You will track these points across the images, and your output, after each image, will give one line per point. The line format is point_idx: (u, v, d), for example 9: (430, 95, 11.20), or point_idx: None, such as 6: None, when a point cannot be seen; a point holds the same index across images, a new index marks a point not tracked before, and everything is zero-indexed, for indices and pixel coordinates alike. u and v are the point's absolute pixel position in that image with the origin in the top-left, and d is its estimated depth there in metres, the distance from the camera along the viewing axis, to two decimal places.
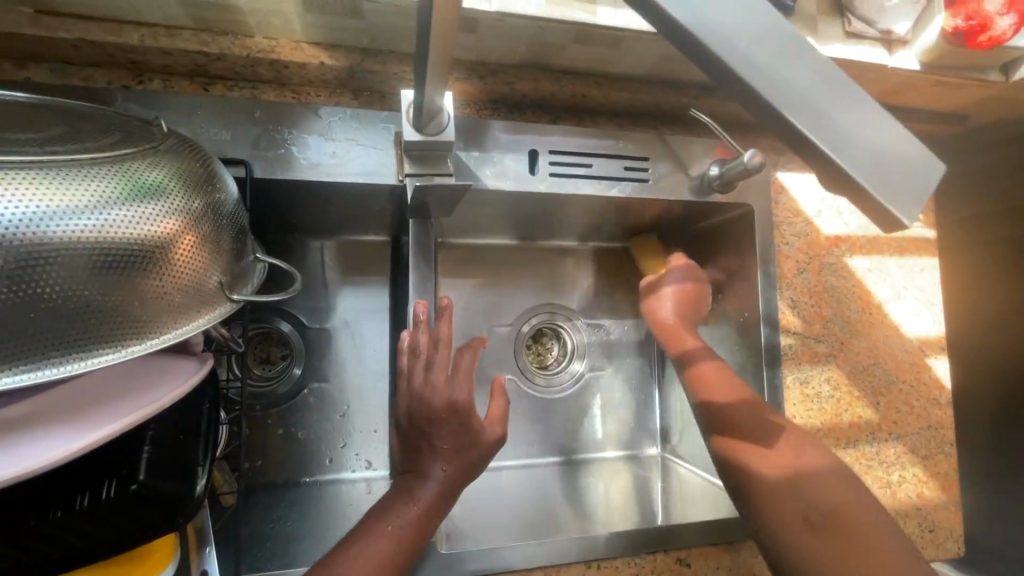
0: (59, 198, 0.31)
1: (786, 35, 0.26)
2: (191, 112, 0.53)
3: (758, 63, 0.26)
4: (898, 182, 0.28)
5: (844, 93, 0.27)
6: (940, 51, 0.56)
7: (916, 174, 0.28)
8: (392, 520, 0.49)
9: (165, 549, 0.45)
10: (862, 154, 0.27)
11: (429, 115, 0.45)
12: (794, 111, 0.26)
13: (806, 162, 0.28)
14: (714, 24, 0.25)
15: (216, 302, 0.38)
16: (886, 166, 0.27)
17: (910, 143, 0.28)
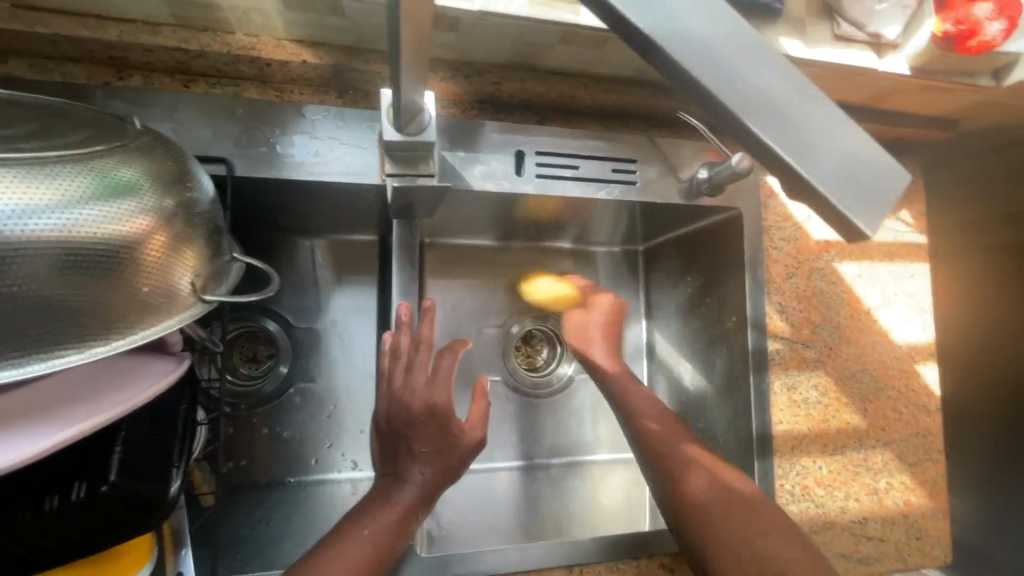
0: (23, 196, 0.31)
1: (751, 42, 0.26)
2: (172, 109, 0.52)
3: (723, 71, 0.26)
4: (862, 192, 0.27)
5: (808, 100, 0.27)
6: (929, 55, 0.56)
7: (881, 184, 0.28)
8: (369, 524, 0.48)
9: (141, 548, 0.45)
10: (825, 162, 0.27)
11: (410, 115, 0.44)
12: (757, 119, 0.26)
13: (775, 172, 0.28)
14: (680, 29, 0.25)
15: (188, 302, 0.38)
16: (852, 178, 0.27)
17: (875, 152, 0.27)
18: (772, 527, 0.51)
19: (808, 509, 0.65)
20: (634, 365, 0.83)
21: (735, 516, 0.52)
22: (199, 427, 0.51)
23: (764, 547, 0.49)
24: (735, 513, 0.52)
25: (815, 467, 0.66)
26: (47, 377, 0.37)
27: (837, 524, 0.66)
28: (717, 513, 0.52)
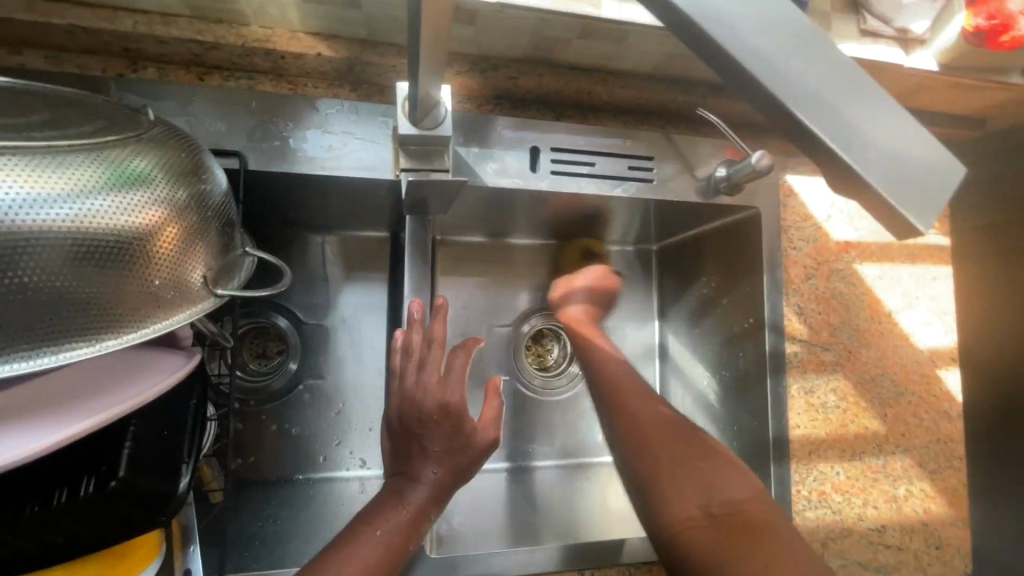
0: (38, 185, 0.30)
1: (803, 26, 0.25)
2: (186, 102, 0.52)
3: (767, 57, 0.24)
4: (913, 188, 0.26)
5: (859, 89, 0.25)
6: (960, 51, 0.54)
7: (935, 180, 0.26)
8: (381, 524, 0.47)
9: (148, 546, 0.44)
10: (876, 156, 0.26)
11: (425, 108, 0.43)
12: (801, 106, 0.25)
13: (815, 160, 0.27)
14: (724, 14, 0.24)
15: (199, 296, 0.37)
16: (899, 169, 0.26)
17: (927, 146, 0.26)
18: (731, 477, 0.49)
19: (825, 515, 0.64)
20: (647, 367, 0.82)
21: (698, 462, 0.50)
22: (208, 422, 0.50)
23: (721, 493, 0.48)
24: (695, 459, 0.51)
25: (833, 473, 0.65)
26: (55, 371, 0.36)
27: (854, 531, 0.64)
28: (677, 458, 0.51)
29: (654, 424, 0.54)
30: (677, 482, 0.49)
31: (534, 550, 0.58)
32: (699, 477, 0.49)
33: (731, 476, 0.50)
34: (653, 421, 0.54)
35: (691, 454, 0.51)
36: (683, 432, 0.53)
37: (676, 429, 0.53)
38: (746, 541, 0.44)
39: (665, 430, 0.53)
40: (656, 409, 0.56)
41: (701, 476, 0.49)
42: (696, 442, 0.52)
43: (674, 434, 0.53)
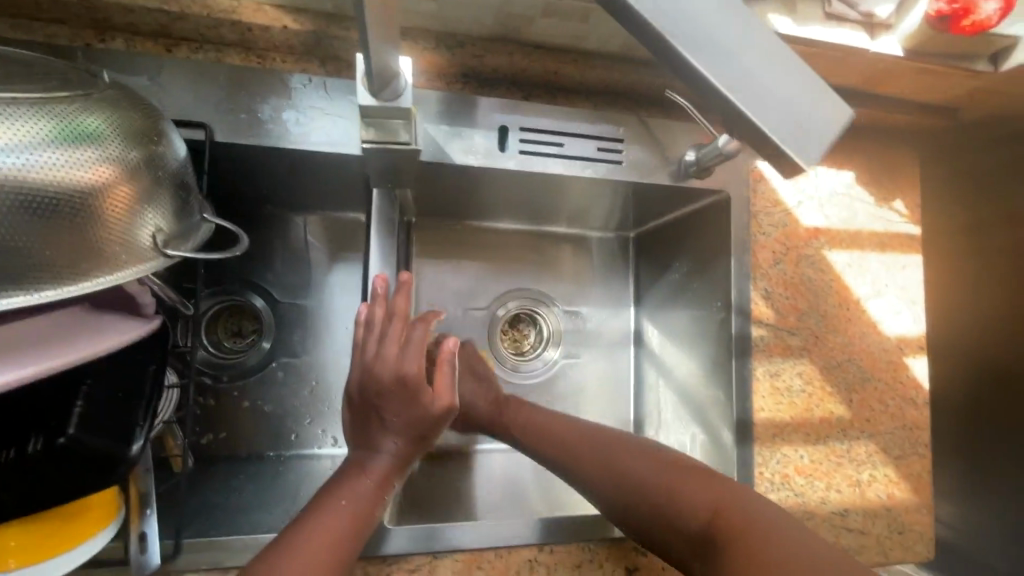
0: None
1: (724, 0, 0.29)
2: (153, 73, 0.52)
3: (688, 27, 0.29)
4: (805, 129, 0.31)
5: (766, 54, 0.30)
6: (925, 36, 0.54)
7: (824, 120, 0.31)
8: (344, 494, 0.48)
9: (102, 512, 0.46)
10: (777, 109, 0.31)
11: (383, 78, 0.43)
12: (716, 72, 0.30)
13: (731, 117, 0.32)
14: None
15: (148, 254, 0.38)
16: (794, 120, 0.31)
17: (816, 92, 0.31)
18: (687, 488, 0.50)
19: (788, 498, 0.64)
20: (621, 353, 0.84)
21: (659, 488, 0.51)
22: (169, 390, 0.51)
23: (686, 515, 0.49)
24: (659, 488, 0.51)
25: (796, 456, 0.66)
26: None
27: (817, 514, 0.65)
28: (639, 500, 0.51)
29: (604, 476, 0.54)
30: (656, 524, 0.50)
31: (498, 526, 0.57)
32: (654, 509, 0.50)
33: (689, 485, 0.50)
34: (601, 469, 0.55)
35: (652, 488, 0.51)
36: (633, 466, 0.54)
37: (628, 466, 0.54)
38: (722, 555, 0.44)
39: (619, 471, 0.54)
40: (600, 454, 0.56)
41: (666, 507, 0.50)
42: (651, 470, 0.53)
43: (610, 475, 0.54)
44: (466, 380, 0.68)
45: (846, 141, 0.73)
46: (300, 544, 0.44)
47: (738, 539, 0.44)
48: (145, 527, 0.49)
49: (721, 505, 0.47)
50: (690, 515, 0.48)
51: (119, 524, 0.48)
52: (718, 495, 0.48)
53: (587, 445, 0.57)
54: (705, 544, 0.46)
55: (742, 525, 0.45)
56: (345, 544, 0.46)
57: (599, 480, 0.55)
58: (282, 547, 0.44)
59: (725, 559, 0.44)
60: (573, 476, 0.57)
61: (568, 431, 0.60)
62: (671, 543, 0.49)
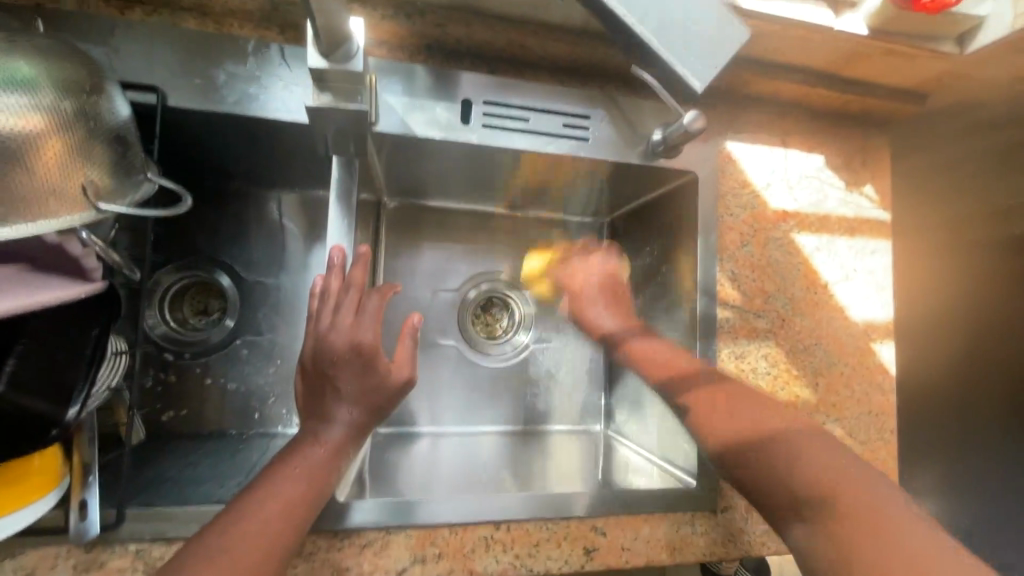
0: None
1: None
2: (105, 35, 0.52)
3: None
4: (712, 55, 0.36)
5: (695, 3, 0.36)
6: (887, 14, 0.54)
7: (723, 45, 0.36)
8: (297, 463, 0.47)
9: (44, 481, 0.45)
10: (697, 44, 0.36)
11: (334, 40, 0.43)
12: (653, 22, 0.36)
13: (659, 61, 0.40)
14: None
15: (79, 207, 0.37)
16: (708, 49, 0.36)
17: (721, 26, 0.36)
18: (818, 452, 0.47)
19: None
20: None
21: (781, 446, 0.48)
22: (117, 355, 0.51)
23: (798, 478, 0.45)
24: (788, 453, 0.47)
25: None
26: None
27: None
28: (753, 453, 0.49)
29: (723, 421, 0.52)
30: (765, 484, 0.47)
31: (474, 501, 0.56)
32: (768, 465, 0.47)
33: (818, 452, 0.46)
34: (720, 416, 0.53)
35: (779, 451, 0.48)
36: (762, 423, 0.51)
37: (755, 421, 0.51)
38: (835, 531, 0.41)
39: (744, 421, 0.51)
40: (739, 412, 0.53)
41: (781, 465, 0.47)
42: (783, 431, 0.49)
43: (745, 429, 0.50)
44: (604, 308, 0.71)
45: (816, 125, 0.73)
46: (252, 513, 0.42)
47: (854, 524, 0.40)
48: (87, 495, 0.47)
49: (839, 478, 0.44)
50: (805, 479, 0.45)
51: (61, 492, 0.47)
52: (841, 470, 0.44)
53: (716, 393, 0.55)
54: (809, 510, 0.43)
55: (865, 513, 0.41)
56: (298, 513, 0.44)
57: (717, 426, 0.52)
58: (233, 515, 0.42)
59: (837, 532, 0.41)
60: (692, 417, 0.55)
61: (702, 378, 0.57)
62: (766, 493, 0.47)
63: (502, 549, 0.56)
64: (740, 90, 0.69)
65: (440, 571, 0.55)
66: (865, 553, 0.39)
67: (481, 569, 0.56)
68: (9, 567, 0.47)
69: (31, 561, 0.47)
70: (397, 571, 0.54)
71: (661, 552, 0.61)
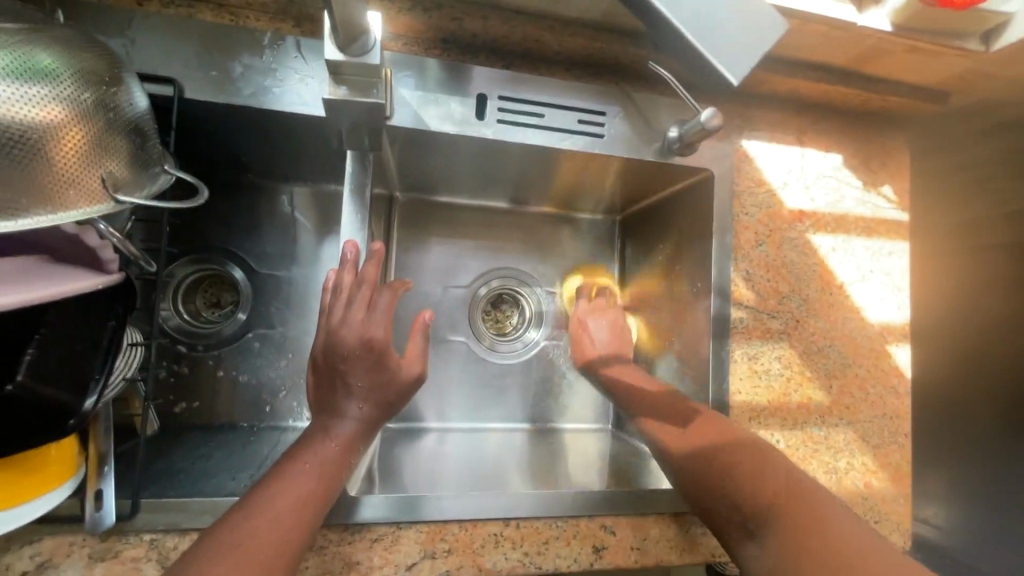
0: None
1: None
2: (123, 28, 0.52)
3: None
4: (745, 48, 0.35)
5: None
6: (913, 10, 0.53)
7: (756, 38, 0.35)
8: (310, 457, 0.47)
9: (60, 469, 0.45)
10: (727, 38, 0.35)
11: (350, 35, 0.43)
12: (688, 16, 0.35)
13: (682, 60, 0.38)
14: None
15: (98, 198, 0.37)
16: (742, 41, 0.35)
17: (754, 19, 0.35)
18: (763, 468, 0.49)
19: None
20: None
21: (718, 446, 0.53)
22: (132, 347, 0.51)
23: (748, 493, 0.48)
24: (744, 465, 0.50)
25: (772, 440, 0.64)
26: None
27: None
28: (707, 474, 0.51)
29: (679, 443, 0.55)
30: (720, 495, 0.50)
31: (483, 497, 0.57)
32: (725, 482, 0.50)
33: (758, 467, 0.50)
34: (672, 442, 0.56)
35: (736, 466, 0.50)
36: (716, 443, 0.53)
37: (708, 446, 0.53)
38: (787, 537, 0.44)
39: (703, 435, 0.55)
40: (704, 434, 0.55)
41: (726, 483, 0.50)
42: (730, 449, 0.52)
43: (706, 450, 0.53)
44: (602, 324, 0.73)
45: (834, 124, 0.72)
46: (267, 505, 0.43)
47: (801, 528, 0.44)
48: (102, 485, 0.48)
49: (791, 490, 0.47)
50: (755, 492, 0.48)
51: (77, 482, 0.47)
52: (786, 480, 0.48)
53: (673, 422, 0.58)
54: (757, 525, 0.46)
55: (810, 516, 0.44)
56: (312, 505, 0.44)
57: (672, 452, 0.56)
58: (248, 507, 0.43)
59: (782, 535, 0.44)
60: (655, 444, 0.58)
61: (662, 403, 0.61)
62: (701, 487, 0.51)
63: (512, 546, 0.56)
64: (758, 87, 0.68)
65: (450, 566, 0.55)
66: (810, 553, 0.42)
67: (491, 565, 0.55)
68: (26, 554, 0.47)
69: (48, 548, 0.48)
70: (407, 565, 0.54)
71: (671, 552, 0.60)
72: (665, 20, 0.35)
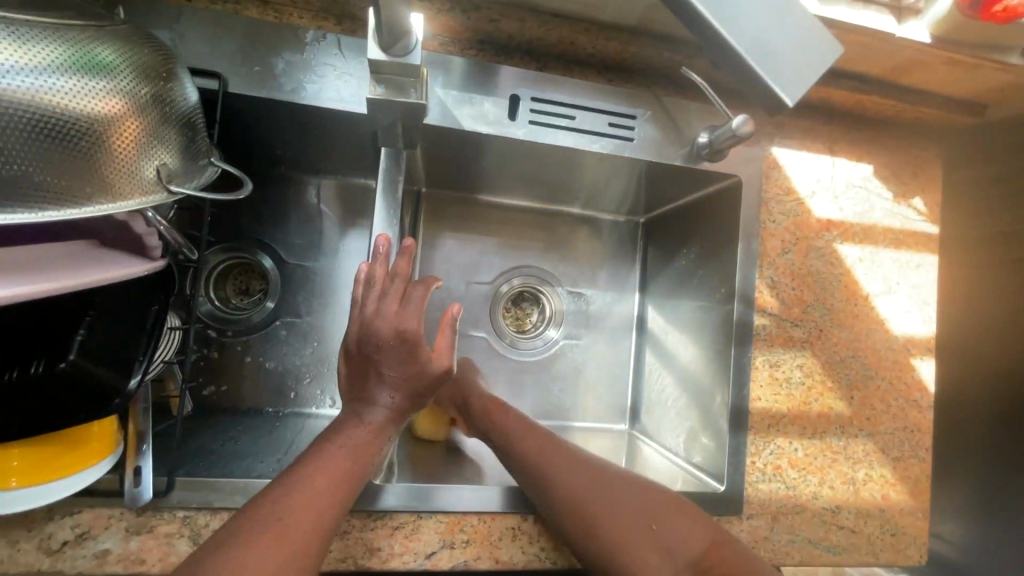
0: (11, 54, 0.32)
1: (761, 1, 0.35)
2: (173, 22, 0.53)
3: (731, 15, 0.35)
4: (796, 74, 0.37)
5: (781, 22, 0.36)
6: (954, 22, 0.53)
7: (810, 61, 0.37)
8: (341, 441, 0.48)
9: (102, 445, 0.47)
10: (782, 65, 0.37)
11: (393, 34, 0.44)
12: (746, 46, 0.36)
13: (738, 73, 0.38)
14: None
15: (151, 188, 0.39)
16: (794, 68, 0.37)
17: (808, 43, 0.37)
18: (676, 521, 0.51)
19: (778, 490, 0.63)
20: (625, 337, 0.83)
21: (610, 493, 0.53)
22: (171, 330, 0.53)
23: (681, 545, 0.50)
24: (646, 511, 0.52)
25: (790, 448, 0.65)
26: (27, 248, 0.39)
27: (807, 509, 0.64)
28: (627, 534, 0.50)
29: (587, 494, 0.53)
30: (645, 547, 0.50)
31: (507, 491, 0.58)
32: (644, 534, 0.50)
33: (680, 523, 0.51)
34: (573, 496, 0.53)
35: (644, 515, 0.51)
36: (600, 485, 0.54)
37: (623, 506, 0.52)
38: None
39: (585, 484, 0.54)
40: (581, 477, 0.54)
41: (653, 543, 0.50)
42: (644, 502, 0.52)
43: (607, 500, 0.52)
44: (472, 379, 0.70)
45: (867, 134, 0.72)
46: (301, 485, 0.44)
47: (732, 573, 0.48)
48: (141, 462, 0.50)
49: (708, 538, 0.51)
50: (686, 549, 0.50)
51: (116, 458, 0.49)
52: (701, 531, 0.51)
53: (573, 473, 0.55)
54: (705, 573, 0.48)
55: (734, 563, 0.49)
56: (344, 487, 0.46)
57: (581, 512, 0.52)
58: (283, 486, 0.44)
59: None
60: (555, 498, 0.53)
61: (556, 455, 0.57)
62: (617, 535, 0.51)
63: (529, 541, 0.58)
64: None
65: (468, 557, 0.56)
66: None
67: (507, 558, 0.57)
68: (66, 524, 0.50)
69: (87, 520, 0.50)
70: (426, 554, 0.55)
71: None
72: (715, 34, 0.36)
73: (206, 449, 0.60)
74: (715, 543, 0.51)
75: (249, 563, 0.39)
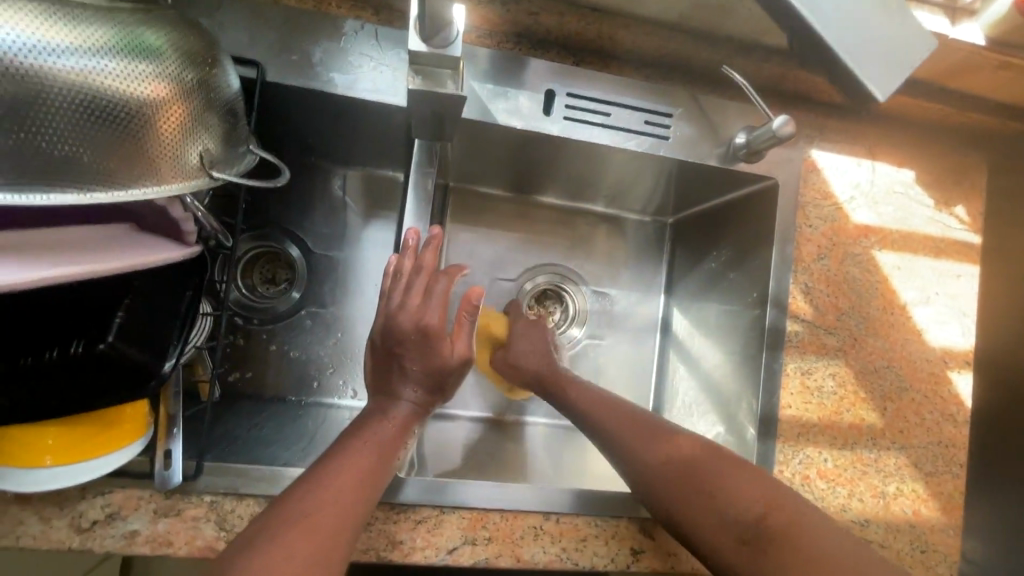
0: (63, 36, 0.32)
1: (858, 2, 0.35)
2: (213, 9, 0.54)
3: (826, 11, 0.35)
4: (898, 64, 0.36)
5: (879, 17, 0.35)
6: (1011, 23, 0.51)
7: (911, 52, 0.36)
8: (368, 434, 0.49)
9: (133, 428, 0.47)
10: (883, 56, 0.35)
11: (436, 22, 0.43)
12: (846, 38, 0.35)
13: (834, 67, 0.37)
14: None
15: (195, 173, 0.39)
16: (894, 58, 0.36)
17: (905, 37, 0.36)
18: (745, 482, 0.48)
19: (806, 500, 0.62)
20: (649, 340, 0.82)
21: (675, 452, 0.51)
22: (203, 317, 0.54)
23: (743, 505, 0.46)
24: (716, 472, 0.49)
25: (820, 459, 0.63)
26: (66, 232, 0.39)
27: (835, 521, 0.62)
28: (686, 498, 0.49)
29: (651, 463, 0.52)
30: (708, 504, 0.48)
31: (533, 489, 0.57)
32: (710, 496, 0.48)
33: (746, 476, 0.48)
34: (634, 462, 0.53)
35: (712, 476, 0.49)
36: (671, 441, 0.52)
37: (690, 463, 0.50)
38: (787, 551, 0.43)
39: (653, 441, 0.53)
40: (647, 436, 0.53)
41: (716, 500, 0.47)
42: (711, 462, 0.50)
43: (676, 464, 0.50)
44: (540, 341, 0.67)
45: (909, 138, 0.70)
46: (325, 482, 0.44)
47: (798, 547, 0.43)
48: (171, 445, 0.50)
49: (778, 499, 0.46)
50: (743, 509, 0.46)
51: (146, 441, 0.50)
52: (773, 493, 0.47)
53: (647, 442, 0.53)
54: (760, 535, 0.45)
55: (799, 532, 0.44)
56: (366, 486, 0.45)
57: (649, 486, 0.51)
58: (307, 484, 0.43)
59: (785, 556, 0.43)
60: (628, 467, 0.53)
61: (628, 422, 0.55)
62: (675, 494, 0.50)
63: (550, 540, 0.57)
64: (831, 97, 0.67)
65: (489, 554, 0.56)
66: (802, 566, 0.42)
67: (529, 558, 0.56)
68: (98, 504, 0.50)
69: (118, 500, 0.50)
70: (448, 549, 0.55)
71: None
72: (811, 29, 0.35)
73: (227, 438, 0.60)
74: (781, 507, 0.46)
75: (276, 561, 0.38)
